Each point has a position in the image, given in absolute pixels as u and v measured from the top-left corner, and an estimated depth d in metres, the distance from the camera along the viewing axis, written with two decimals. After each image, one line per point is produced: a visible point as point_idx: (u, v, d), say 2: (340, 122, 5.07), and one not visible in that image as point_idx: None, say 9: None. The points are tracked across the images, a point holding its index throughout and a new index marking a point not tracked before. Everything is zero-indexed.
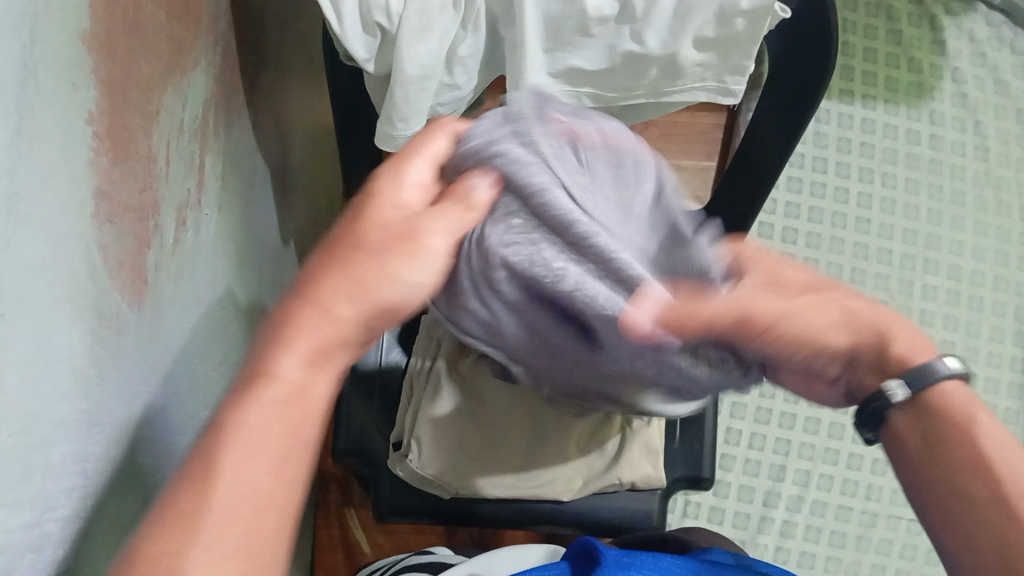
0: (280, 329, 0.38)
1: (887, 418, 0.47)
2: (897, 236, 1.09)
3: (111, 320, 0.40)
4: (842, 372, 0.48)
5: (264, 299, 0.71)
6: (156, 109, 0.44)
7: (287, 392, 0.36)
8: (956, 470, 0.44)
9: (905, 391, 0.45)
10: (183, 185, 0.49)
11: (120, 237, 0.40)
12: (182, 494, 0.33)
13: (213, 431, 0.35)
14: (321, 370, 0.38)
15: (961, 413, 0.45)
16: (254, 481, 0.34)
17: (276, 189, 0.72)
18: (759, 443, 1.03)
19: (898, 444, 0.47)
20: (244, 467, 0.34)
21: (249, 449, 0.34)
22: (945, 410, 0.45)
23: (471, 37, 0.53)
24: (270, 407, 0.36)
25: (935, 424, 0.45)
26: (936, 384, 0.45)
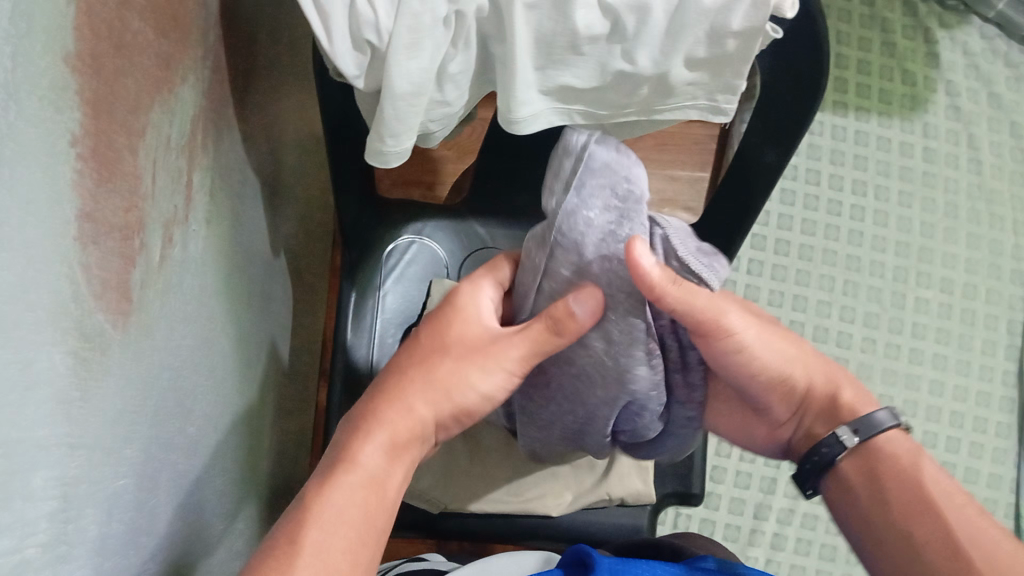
0: (359, 425, 0.50)
1: (835, 465, 0.56)
2: (889, 248, 1.09)
3: (95, 338, 0.39)
4: (794, 414, 0.60)
5: (254, 311, 0.70)
6: (142, 127, 0.43)
7: (366, 483, 0.47)
8: (899, 510, 0.53)
9: (853, 439, 0.55)
10: (170, 202, 0.48)
11: (105, 257, 0.40)
12: (291, 520, 0.45)
13: (306, 505, 0.46)
14: (392, 463, 0.49)
15: (911, 463, 0.54)
16: (327, 555, 0.44)
17: (267, 199, 0.71)
18: (750, 455, 1.02)
19: (853, 495, 0.55)
20: (320, 546, 0.44)
21: (326, 529, 0.45)
22: (890, 457, 0.54)
23: (463, 54, 0.53)
24: (346, 489, 0.47)
25: (880, 468, 0.54)
26: (879, 432, 0.55)
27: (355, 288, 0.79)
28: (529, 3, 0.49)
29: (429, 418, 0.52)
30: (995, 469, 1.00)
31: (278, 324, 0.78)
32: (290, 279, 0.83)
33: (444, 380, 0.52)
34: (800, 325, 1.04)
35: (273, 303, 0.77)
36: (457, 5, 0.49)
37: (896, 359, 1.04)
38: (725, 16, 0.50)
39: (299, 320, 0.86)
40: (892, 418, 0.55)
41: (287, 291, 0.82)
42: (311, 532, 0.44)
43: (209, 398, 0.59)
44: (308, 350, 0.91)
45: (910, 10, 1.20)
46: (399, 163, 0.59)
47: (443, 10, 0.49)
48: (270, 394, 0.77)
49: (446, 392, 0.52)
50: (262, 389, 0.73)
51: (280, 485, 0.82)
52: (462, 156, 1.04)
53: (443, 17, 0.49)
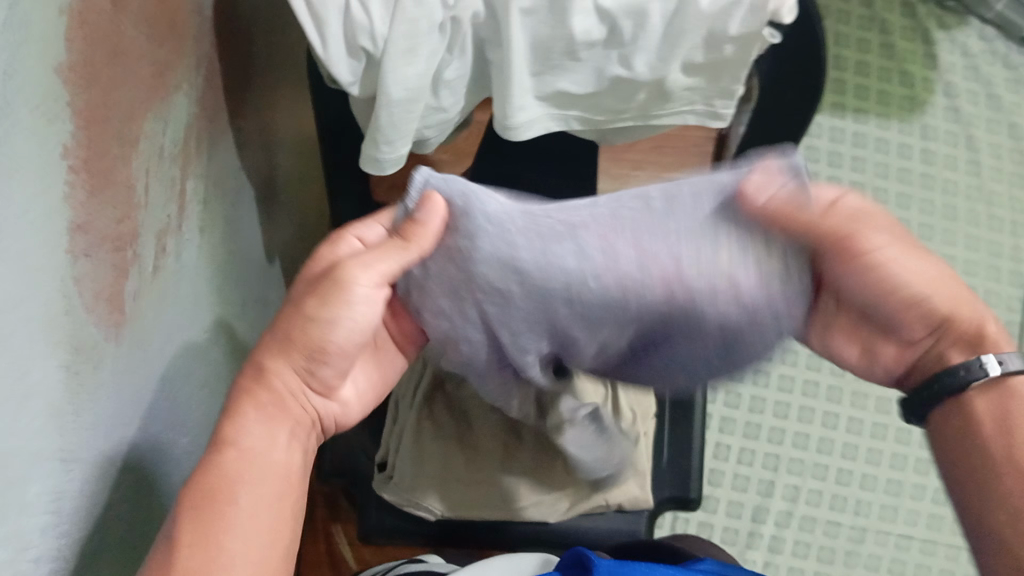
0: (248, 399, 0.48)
1: (960, 397, 0.50)
2: None
3: (87, 349, 0.39)
4: (929, 337, 0.53)
5: (249, 317, 0.70)
6: (137, 135, 0.43)
7: (246, 455, 0.46)
8: (988, 450, 0.48)
9: (993, 371, 0.49)
10: (163, 210, 0.48)
11: (98, 268, 0.40)
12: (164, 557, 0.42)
13: (216, 466, 0.45)
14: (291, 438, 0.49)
15: (1020, 412, 0.48)
16: (252, 520, 0.44)
17: (262, 204, 0.71)
18: (748, 458, 1.02)
19: (950, 431, 0.51)
20: (245, 515, 0.44)
21: (244, 496, 0.44)
22: (1015, 405, 0.49)
23: (459, 60, 0.53)
24: (245, 467, 0.45)
25: (1003, 414, 0.49)
26: (985, 378, 0.49)
27: None
28: (526, 9, 0.48)
29: (293, 375, 0.49)
30: None
31: None
32: (286, 284, 0.82)
33: (303, 342, 0.48)
34: None
35: (268, 309, 0.76)
36: (453, 11, 0.48)
37: None
38: (724, 22, 0.50)
39: None
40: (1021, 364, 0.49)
41: (283, 296, 0.82)
42: (197, 514, 0.43)
43: (203, 407, 0.58)
44: None
45: (908, 12, 1.20)
46: (394, 169, 0.59)
47: (440, 15, 0.48)
48: None
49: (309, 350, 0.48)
50: None
51: None
52: (460, 160, 1.04)
53: (439, 23, 0.49)
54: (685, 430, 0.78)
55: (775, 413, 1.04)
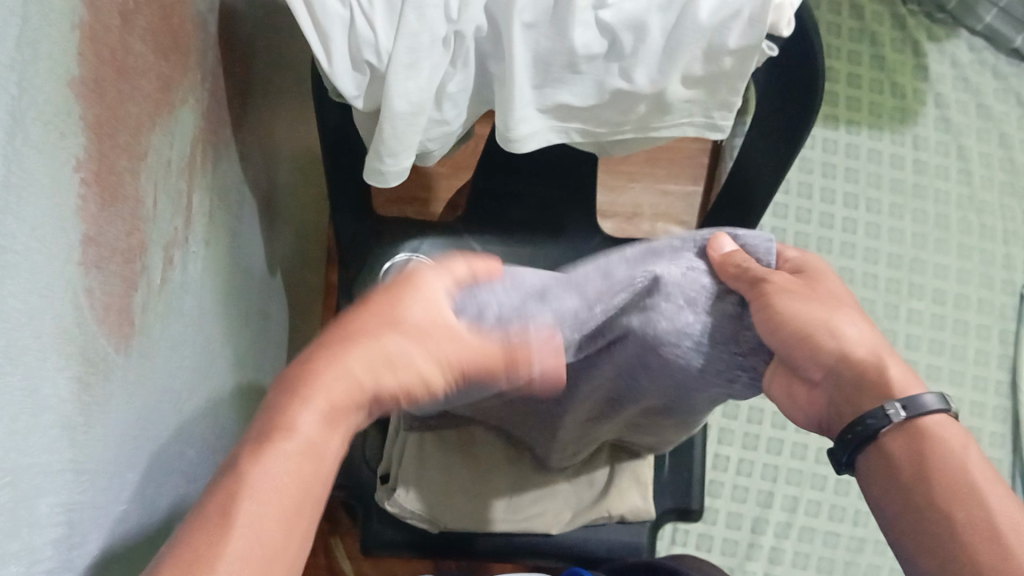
0: (295, 385, 0.39)
1: (878, 442, 0.47)
2: (882, 260, 1.10)
3: (98, 362, 0.39)
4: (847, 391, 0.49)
5: (252, 331, 0.70)
6: (144, 149, 0.43)
7: (300, 452, 0.37)
8: (933, 487, 0.44)
9: (900, 414, 0.45)
10: (170, 224, 0.48)
11: (108, 280, 0.40)
12: (186, 538, 0.34)
13: (246, 462, 0.36)
14: (335, 434, 0.39)
15: (958, 448, 0.45)
16: (265, 536, 0.35)
17: (263, 217, 0.71)
18: (747, 468, 1.03)
19: (892, 472, 0.46)
20: (257, 524, 0.35)
21: (269, 500, 0.36)
22: (938, 448, 0.45)
23: (461, 74, 0.53)
24: (285, 470, 0.36)
25: (925, 454, 0.45)
26: (919, 413, 0.45)
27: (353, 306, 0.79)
28: (528, 22, 0.49)
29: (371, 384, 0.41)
30: None
31: (274, 343, 0.78)
32: (287, 297, 0.83)
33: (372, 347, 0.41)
34: None
35: (270, 322, 0.76)
36: (456, 25, 0.49)
37: None
38: (722, 34, 0.50)
39: (295, 339, 0.86)
40: (938, 401, 0.45)
41: (284, 310, 0.82)
42: (240, 514, 0.35)
43: (208, 420, 0.58)
44: None
45: (898, 25, 1.22)
46: (397, 182, 0.59)
47: (443, 30, 0.49)
48: None
49: (390, 356, 0.41)
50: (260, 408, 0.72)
51: None
52: (457, 173, 1.04)
53: (442, 37, 0.49)
54: (684, 438, 0.78)
55: (773, 424, 1.04)
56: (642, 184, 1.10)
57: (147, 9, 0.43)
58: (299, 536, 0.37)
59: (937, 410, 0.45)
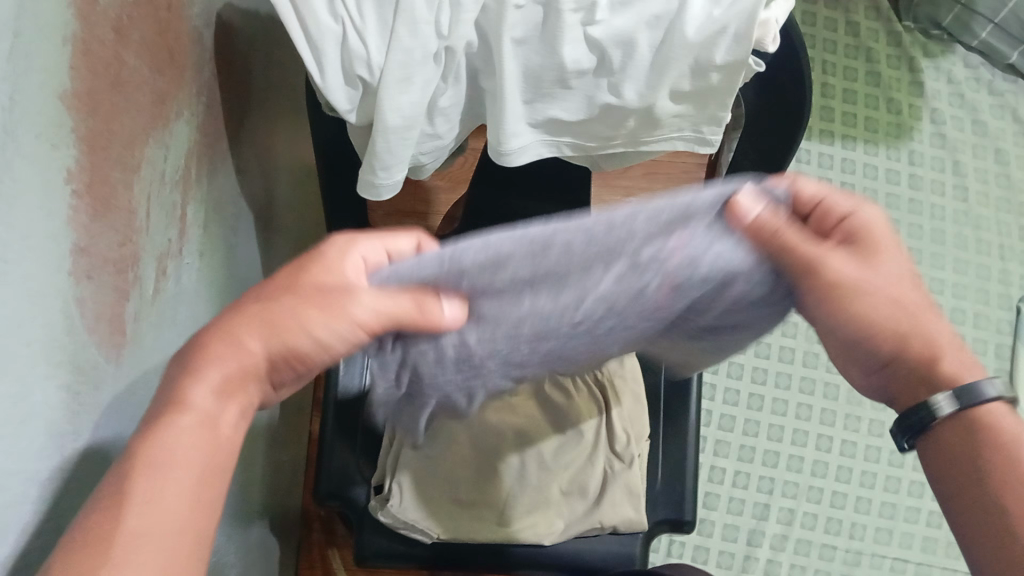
0: (188, 359, 0.41)
1: (942, 423, 0.47)
2: None
3: (89, 369, 0.40)
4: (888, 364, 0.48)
5: None
6: (137, 161, 0.44)
7: (196, 424, 0.39)
8: (981, 468, 0.45)
9: (951, 406, 0.46)
10: (164, 234, 0.49)
11: (100, 290, 0.41)
12: (94, 502, 0.35)
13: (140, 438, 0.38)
14: (234, 397, 0.41)
15: (1004, 435, 0.45)
16: (173, 494, 0.37)
17: (259, 229, 0.72)
18: (743, 481, 1.03)
19: (955, 452, 0.46)
20: (161, 482, 0.36)
21: (170, 459, 0.37)
22: (990, 431, 0.45)
23: (453, 89, 0.54)
24: (183, 435, 0.38)
25: (980, 438, 0.45)
26: (980, 402, 0.45)
27: None
28: (518, 38, 0.50)
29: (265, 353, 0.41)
30: None
31: None
32: None
33: (265, 317, 0.42)
34: (790, 351, 1.08)
35: None
36: (447, 41, 0.50)
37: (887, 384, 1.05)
38: (710, 50, 0.51)
39: None
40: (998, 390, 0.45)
41: None
42: (146, 475, 0.36)
43: None
44: None
45: (894, 41, 1.23)
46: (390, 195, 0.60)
47: (434, 45, 0.50)
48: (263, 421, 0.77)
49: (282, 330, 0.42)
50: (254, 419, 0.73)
51: (270, 516, 0.82)
52: (453, 186, 1.05)
53: (433, 52, 0.50)
54: (676, 449, 0.78)
55: (769, 437, 1.05)
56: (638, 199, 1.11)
57: (142, 24, 0.44)
58: (213, 494, 0.38)
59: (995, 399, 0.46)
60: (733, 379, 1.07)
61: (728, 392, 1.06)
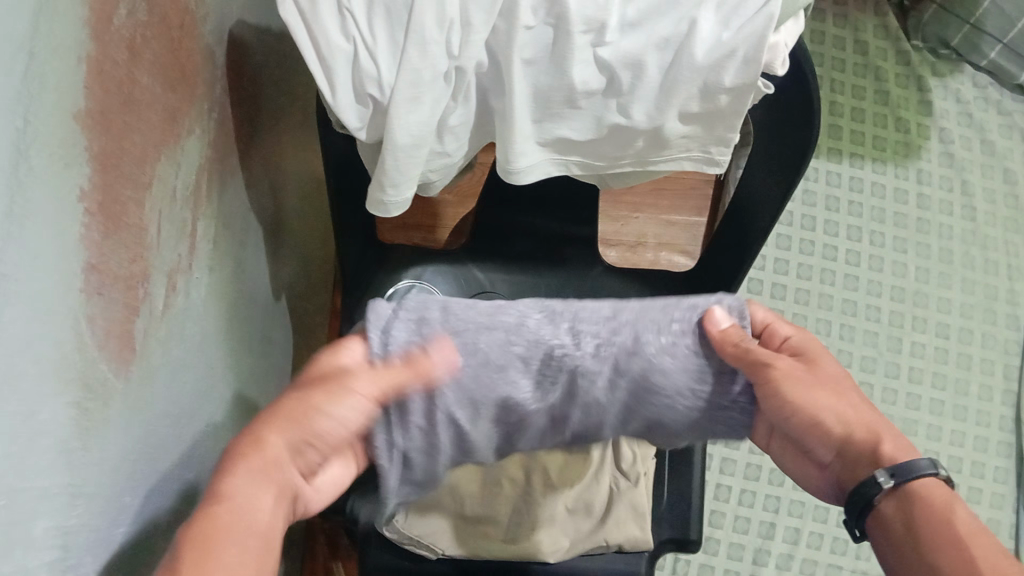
0: (236, 455, 0.42)
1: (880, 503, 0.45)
2: (885, 293, 1.11)
3: (97, 387, 0.40)
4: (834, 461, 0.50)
5: (255, 356, 0.71)
6: (149, 179, 0.45)
7: (240, 507, 0.39)
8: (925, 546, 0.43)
9: (889, 480, 0.45)
10: (174, 251, 0.49)
11: (109, 307, 0.41)
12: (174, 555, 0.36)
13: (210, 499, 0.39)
14: (274, 491, 0.42)
15: (941, 506, 0.44)
16: (246, 550, 0.38)
17: (268, 244, 0.72)
18: (748, 500, 1.02)
19: (895, 531, 0.45)
20: (236, 536, 0.38)
21: (235, 520, 0.39)
22: (923, 502, 0.44)
23: (462, 108, 0.54)
24: (237, 511, 0.39)
25: (916, 514, 0.44)
26: (915, 478, 0.44)
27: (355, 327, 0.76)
28: (527, 59, 0.51)
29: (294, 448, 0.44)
30: (993, 514, 1.00)
31: (276, 368, 0.78)
32: (291, 321, 0.83)
33: (302, 410, 0.45)
34: None
35: (273, 346, 0.77)
36: (457, 60, 0.50)
37: (893, 404, 1.05)
38: (718, 72, 0.51)
39: (298, 364, 0.87)
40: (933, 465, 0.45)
41: (288, 335, 0.83)
42: (218, 530, 0.38)
43: (208, 446, 0.59)
44: None
45: (903, 59, 1.23)
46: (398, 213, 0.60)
47: (444, 64, 0.50)
48: None
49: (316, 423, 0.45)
50: None
51: None
52: (462, 201, 1.05)
53: (444, 71, 0.50)
54: (681, 468, 0.78)
55: None
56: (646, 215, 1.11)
57: (155, 44, 0.45)
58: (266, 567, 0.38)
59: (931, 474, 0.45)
60: None
61: None
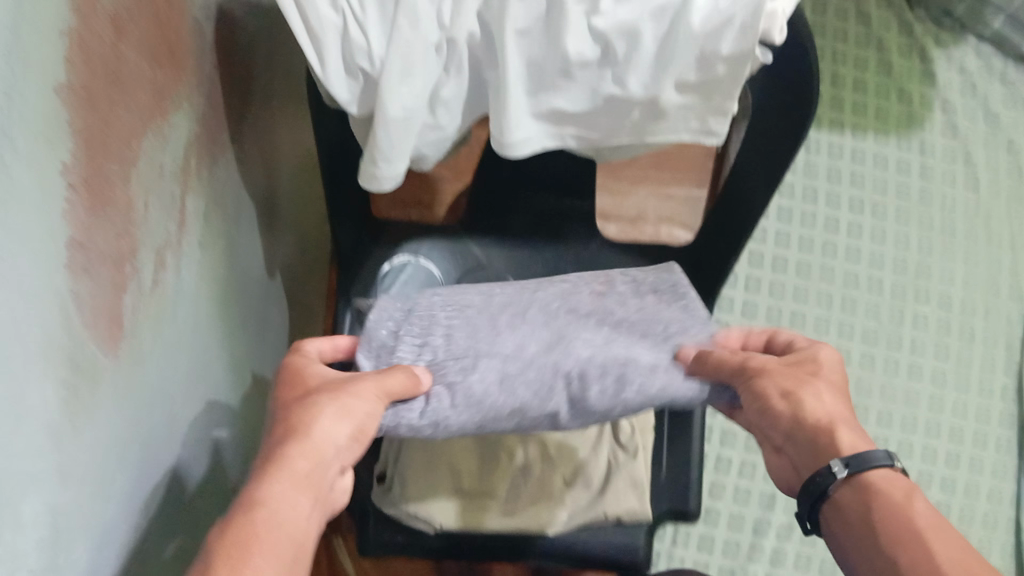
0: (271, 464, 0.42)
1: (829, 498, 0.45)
2: (887, 266, 1.10)
3: (86, 366, 0.40)
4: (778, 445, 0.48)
5: (250, 332, 0.70)
6: (136, 155, 0.44)
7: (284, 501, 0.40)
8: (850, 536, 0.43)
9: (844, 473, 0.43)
10: (163, 228, 0.49)
11: (97, 285, 0.40)
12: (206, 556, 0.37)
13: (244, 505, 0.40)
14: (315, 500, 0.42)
15: (888, 499, 0.42)
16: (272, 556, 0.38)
17: (263, 218, 0.72)
18: (749, 472, 1.02)
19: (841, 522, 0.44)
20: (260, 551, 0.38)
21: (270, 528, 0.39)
22: (868, 497, 0.43)
23: (455, 81, 0.53)
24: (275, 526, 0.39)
25: (867, 507, 0.42)
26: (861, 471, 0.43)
27: (353, 307, 0.77)
28: (521, 29, 0.50)
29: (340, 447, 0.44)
30: (995, 484, 1.00)
31: (272, 346, 0.78)
32: (288, 297, 0.83)
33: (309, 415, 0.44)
34: None
35: (269, 323, 0.77)
36: (449, 33, 0.50)
37: (895, 376, 1.05)
38: (715, 41, 0.50)
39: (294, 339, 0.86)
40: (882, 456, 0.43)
41: (284, 311, 0.83)
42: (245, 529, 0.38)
43: (201, 425, 0.59)
44: None
45: (905, 30, 1.21)
46: (391, 188, 0.59)
47: (435, 36, 0.50)
48: (266, 412, 0.77)
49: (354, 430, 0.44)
50: (257, 409, 0.73)
51: None
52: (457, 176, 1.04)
53: (435, 43, 0.50)
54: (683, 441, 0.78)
55: None
56: (645, 189, 1.10)
57: (139, 19, 0.44)
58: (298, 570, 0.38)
59: (879, 467, 0.43)
60: None
61: None
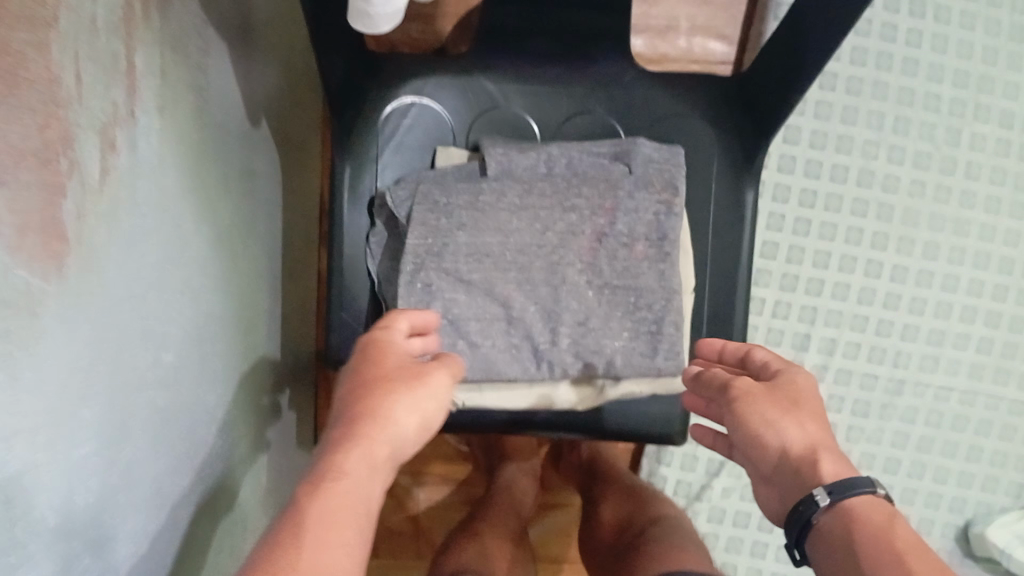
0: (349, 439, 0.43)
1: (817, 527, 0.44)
2: (947, 79, 0.95)
3: (21, 298, 0.31)
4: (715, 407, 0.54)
5: (234, 195, 0.61)
6: (53, 11, 0.33)
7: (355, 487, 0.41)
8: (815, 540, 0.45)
9: (826, 499, 0.44)
10: (105, 98, 0.38)
11: (20, 193, 0.31)
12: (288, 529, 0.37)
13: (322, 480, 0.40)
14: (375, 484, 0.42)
15: (879, 527, 0.42)
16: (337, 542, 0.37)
17: (237, 51, 0.60)
18: (784, 311, 0.96)
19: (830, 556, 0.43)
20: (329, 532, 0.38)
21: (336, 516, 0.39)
22: (859, 522, 0.42)
23: None
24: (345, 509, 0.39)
25: (854, 533, 0.42)
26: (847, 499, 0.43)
27: (352, 161, 0.69)
28: None
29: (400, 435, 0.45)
30: None
31: (263, 203, 0.69)
32: (278, 142, 0.73)
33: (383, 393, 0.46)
34: (843, 171, 0.95)
35: (257, 178, 0.67)
36: None
37: (945, 204, 0.96)
38: None
39: (289, 189, 0.77)
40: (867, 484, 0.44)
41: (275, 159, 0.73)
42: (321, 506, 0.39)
43: (190, 316, 0.51)
44: (303, 217, 0.84)
45: None
46: (388, 27, 0.48)
47: None
48: (265, 277, 0.70)
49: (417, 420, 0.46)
50: (251, 278, 0.65)
51: (281, 364, 0.77)
52: None
53: None
54: (724, 297, 0.72)
55: (814, 263, 0.96)
56: None
57: None
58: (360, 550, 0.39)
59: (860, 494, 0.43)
60: (777, 204, 0.96)
61: (772, 217, 0.96)
